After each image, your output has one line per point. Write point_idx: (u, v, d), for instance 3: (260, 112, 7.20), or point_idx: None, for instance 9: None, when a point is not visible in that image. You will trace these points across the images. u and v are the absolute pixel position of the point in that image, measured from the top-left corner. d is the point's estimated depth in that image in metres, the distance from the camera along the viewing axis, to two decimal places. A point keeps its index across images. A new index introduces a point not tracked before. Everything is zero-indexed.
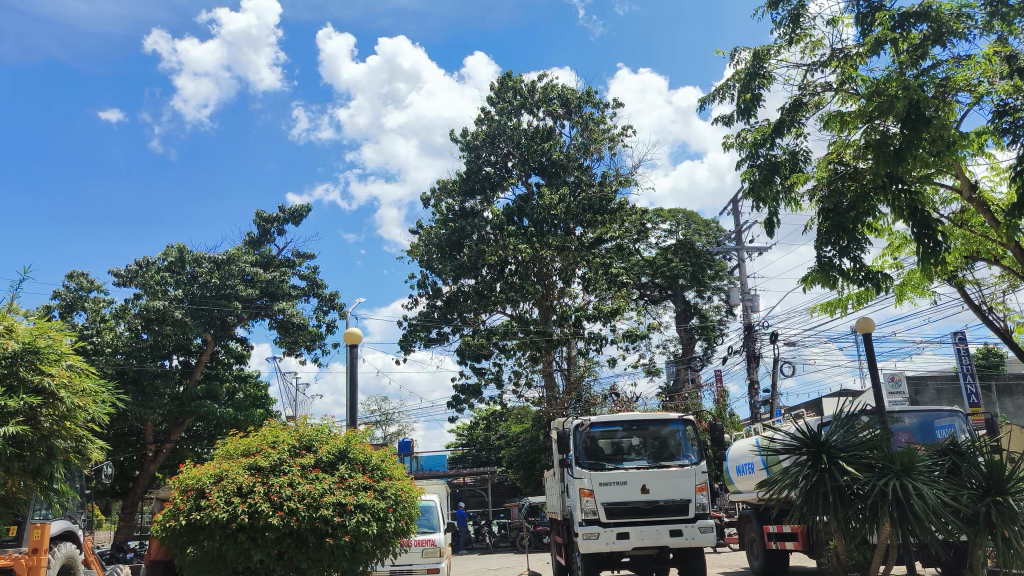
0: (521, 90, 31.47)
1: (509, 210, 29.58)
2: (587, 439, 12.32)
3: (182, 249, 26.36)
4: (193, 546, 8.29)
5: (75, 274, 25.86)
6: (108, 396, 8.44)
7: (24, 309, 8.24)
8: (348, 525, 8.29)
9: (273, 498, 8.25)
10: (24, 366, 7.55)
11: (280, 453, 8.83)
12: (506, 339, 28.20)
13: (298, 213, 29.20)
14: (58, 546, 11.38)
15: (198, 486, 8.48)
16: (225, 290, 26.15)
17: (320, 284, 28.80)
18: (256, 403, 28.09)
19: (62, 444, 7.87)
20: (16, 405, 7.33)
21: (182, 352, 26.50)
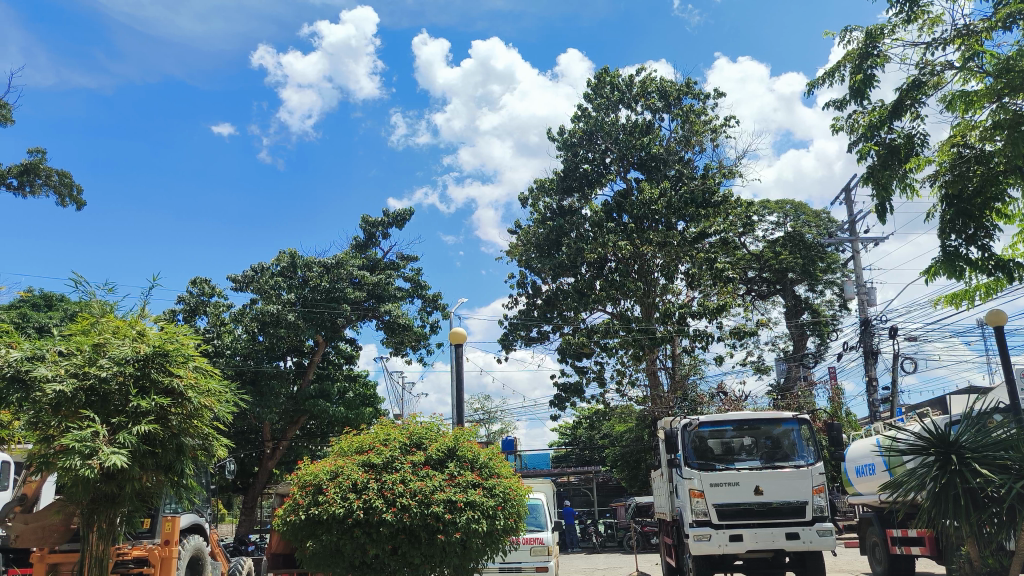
0: (619, 85, 31.16)
1: (609, 207, 29.35)
2: (695, 438, 12.03)
3: (294, 254, 27.48)
4: (312, 540, 8.60)
5: (197, 280, 27.36)
6: (230, 396, 8.84)
7: (153, 314, 8.73)
8: (458, 522, 8.37)
9: (386, 495, 8.44)
10: (155, 368, 8.02)
11: (391, 450, 9.04)
12: (608, 337, 28.00)
13: (401, 217, 29.91)
14: (187, 538, 12.06)
15: (315, 482, 8.80)
16: (335, 293, 27.10)
17: (423, 286, 29.40)
18: (366, 402, 28.96)
19: (190, 442, 8.30)
20: (148, 405, 7.80)
21: (296, 353, 27.62)
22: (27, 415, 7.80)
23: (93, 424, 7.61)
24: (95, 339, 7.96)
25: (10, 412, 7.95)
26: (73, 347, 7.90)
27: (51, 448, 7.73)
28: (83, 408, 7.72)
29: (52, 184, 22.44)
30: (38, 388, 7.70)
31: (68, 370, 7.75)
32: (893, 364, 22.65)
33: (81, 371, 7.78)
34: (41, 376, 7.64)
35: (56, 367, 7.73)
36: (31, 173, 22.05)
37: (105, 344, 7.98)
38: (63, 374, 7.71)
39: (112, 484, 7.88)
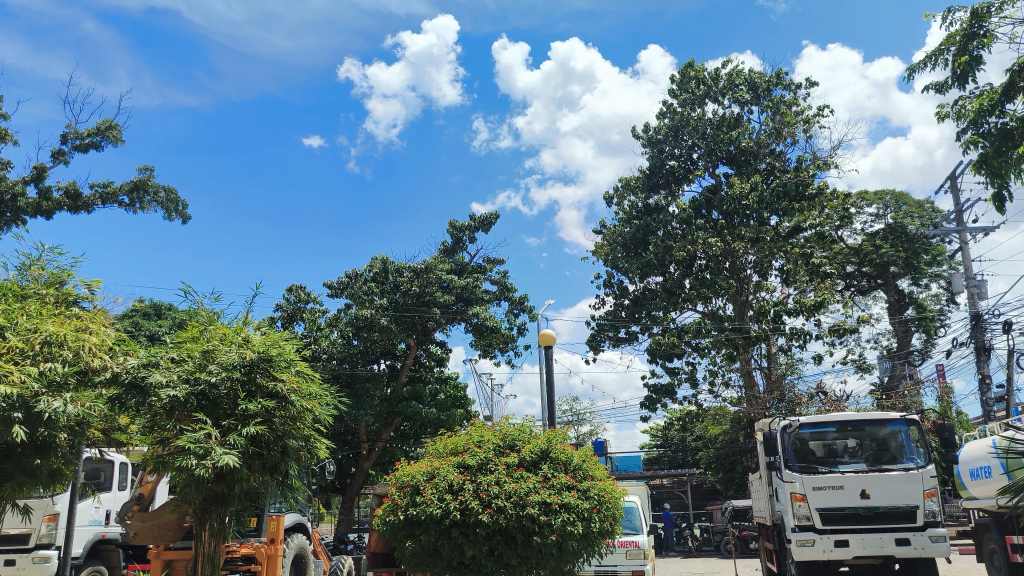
0: (705, 79, 30.60)
1: (697, 204, 28.85)
2: (795, 440, 11.66)
3: (386, 260, 28.13)
4: (411, 540, 8.78)
5: (294, 288, 28.34)
6: (329, 399, 9.14)
7: (256, 320, 9.08)
8: (554, 525, 8.35)
9: (481, 496, 8.52)
10: (260, 373, 8.35)
11: (486, 452, 9.13)
12: (699, 337, 27.46)
13: (488, 220, 30.19)
14: (291, 536, 12.52)
15: (413, 483, 8.99)
16: (425, 298, 27.58)
17: (510, 288, 29.57)
18: (457, 404, 29.33)
19: (294, 443, 8.61)
20: (255, 408, 8.13)
21: (388, 356, 28.28)
22: (143, 419, 8.23)
23: (205, 426, 7.97)
24: (204, 346, 8.34)
25: (128, 416, 8.39)
26: (184, 354, 8.29)
27: (166, 450, 8.14)
28: (196, 411, 8.10)
29: (160, 200, 23.73)
30: (154, 393, 8.11)
31: (181, 376, 8.13)
32: (1008, 361, 21.32)
33: (192, 376, 8.15)
34: (157, 382, 8.06)
35: (170, 373, 8.12)
36: (141, 190, 23.39)
37: (214, 351, 8.34)
38: (176, 379, 8.10)
39: (222, 484, 8.23)
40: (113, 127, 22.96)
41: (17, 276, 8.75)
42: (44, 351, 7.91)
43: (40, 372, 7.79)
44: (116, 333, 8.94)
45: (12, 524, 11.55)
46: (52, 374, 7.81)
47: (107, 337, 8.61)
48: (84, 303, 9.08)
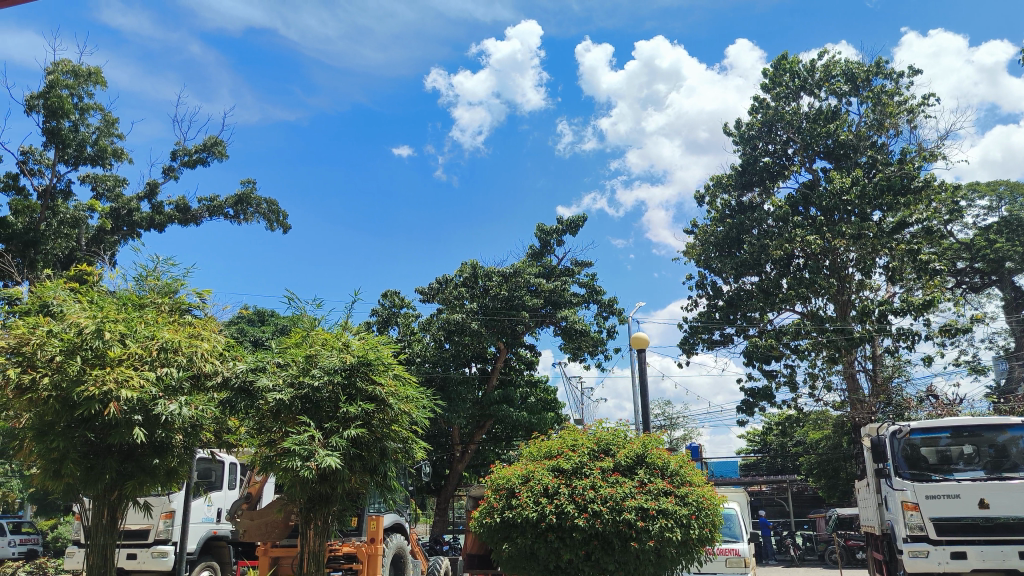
0: (799, 72, 29.71)
1: (793, 201, 28.02)
2: (906, 446, 11.14)
3: (475, 265, 28.45)
4: (508, 543, 8.87)
5: (388, 293, 29.00)
6: (426, 402, 9.33)
7: (356, 326, 9.35)
8: (652, 530, 8.23)
9: (577, 500, 8.51)
10: (360, 377, 8.60)
11: (580, 456, 9.11)
12: (798, 339, 26.60)
13: (576, 223, 30.13)
14: (390, 536, 12.86)
15: (509, 485, 9.11)
16: (514, 301, 27.76)
17: (598, 291, 29.41)
18: (548, 408, 29.37)
19: (392, 445, 8.82)
20: (355, 410, 8.37)
21: (479, 359, 28.60)
22: (252, 421, 8.59)
23: (309, 428, 8.24)
24: (307, 351, 8.64)
25: (237, 419, 8.78)
26: (288, 359, 8.62)
27: (273, 451, 8.47)
28: (300, 414, 8.41)
29: (262, 211, 24.76)
30: (261, 397, 8.48)
31: (286, 380, 8.46)
32: None
33: (297, 380, 8.46)
34: (265, 386, 8.41)
35: (276, 377, 8.46)
36: (244, 202, 24.47)
37: (316, 356, 8.63)
38: (282, 383, 8.44)
39: (326, 484, 8.48)
40: (218, 143, 24.14)
41: (135, 286, 9.28)
42: (161, 357, 8.34)
43: (157, 377, 8.23)
44: (225, 339, 9.38)
45: (134, 520, 12.36)
46: (168, 379, 8.24)
47: (218, 344, 9.06)
48: (196, 311, 9.56)
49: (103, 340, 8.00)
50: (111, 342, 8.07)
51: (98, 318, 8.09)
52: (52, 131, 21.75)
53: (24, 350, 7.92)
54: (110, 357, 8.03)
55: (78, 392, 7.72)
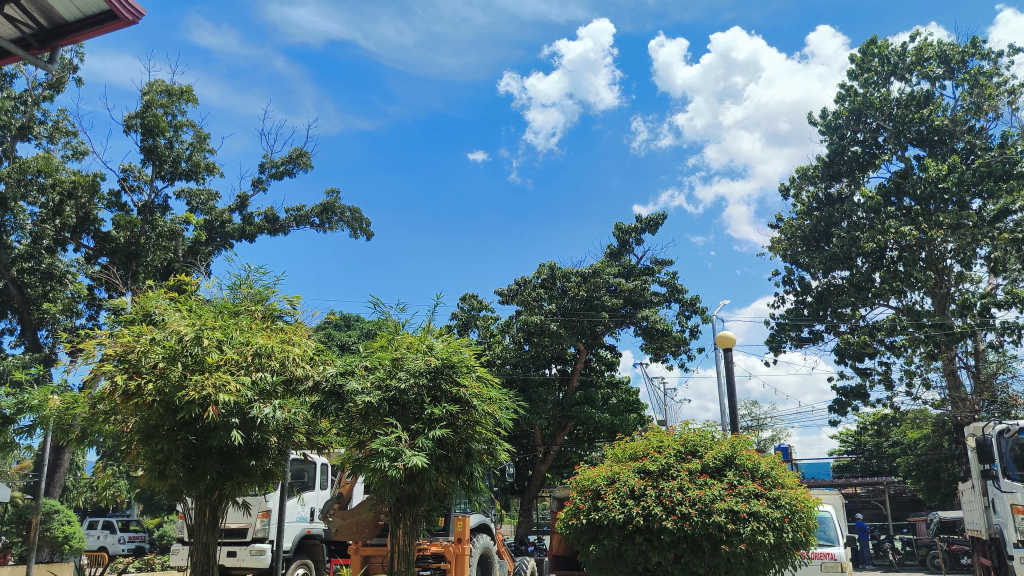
0: (889, 56, 28.54)
1: (885, 190, 26.95)
2: (1014, 446, 10.50)
3: (553, 266, 28.50)
4: (594, 544, 8.86)
5: (467, 296, 29.33)
6: (509, 403, 9.41)
7: (439, 328, 9.46)
8: (743, 533, 8.07)
9: (664, 502, 8.40)
10: (444, 380, 8.74)
11: (667, 457, 9.00)
12: (893, 335, 25.54)
13: (656, 220, 29.74)
14: (476, 537, 13.06)
15: (594, 487, 9.08)
16: (594, 302, 27.67)
17: (680, 289, 28.96)
18: (630, 409, 29.08)
19: (477, 446, 8.93)
20: (440, 412, 8.49)
21: (559, 360, 28.58)
22: (342, 422, 8.82)
23: (396, 429, 8.41)
24: (393, 355, 8.81)
25: (328, 422, 9.04)
26: (376, 362, 8.81)
27: (362, 452, 8.66)
28: (387, 415, 8.57)
29: (346, 219, 25.44)
30: (350, 399, 8.69)
31: (374, 383, 8.65)
32: None
33: (384, 382, 8.65)
34: (354, 389, 8.63)
35: (364, 380, 8.67)
36: (329, 211, 25.20)
37: (401, 359, 8.78)
38: (369, 386, 8.64)
39: (413, 484, 8.63)
40: (303, 154, 24.94)
41: (230, 294, 9.68)
42: (255, 361, 8.68)
43: (252, 381, 8.56)
44: (315, 344, 9.67)
45: (233, 518, 12.93)
46: (262, 383, 8.55)
47: (308, 348, 9.38)
48: (287, 317, 9.89)
49: (201, 347, 8.37)
50: (209, 348, 8.43)
51: (197, 326, 8.47)
52: (150, 148, 22.94)
53: (130, 357, 8.36)
54: (208, 363, 8.37)
55: (180, 397, 8.11)
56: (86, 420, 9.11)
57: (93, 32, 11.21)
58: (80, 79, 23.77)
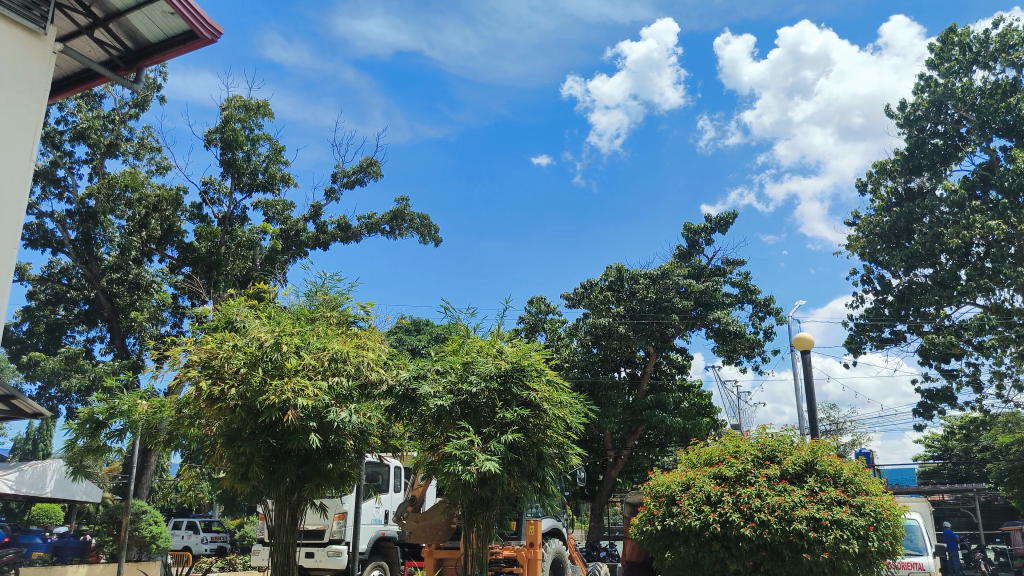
0: (971, 44, 27.36)
1: (969, 184, 25.81)
2: None
3: (621, 268, 28.34)
4: (670, 551, 8.86)
5: (535, 299, 29.37)
6: (580, 407, 9.35)
7: (509, 332, 9.48)
8: (825, 542, 7.86)
9: (742, 509, 8.33)
10: (515, 383, 8.75)
11: (743, 463, 8.90)
12: (981, 335, 24.43)
13: (726, 220, 29.20)
14: (548, 541, 13.12)
15: (668, 493, 9.06)
16: (663, 304, 27.35)
17: (753, 290, 28.33)
18: (703, 413, 28.50)
19: (549, 450, 8.92)
20: (511, 416, 8.52)
21: (629, 364, 28.32)
22: (415, 425, 8.95)
23: (468, 433, 8.48)
24: (463, 359, 8.87)
25: (401, 425, 9.16)
26: (447, 366, 8.88)
27: (436, 455, 8.77)
28: (460, 419, 8.64)
29: (415, 225, 25.82)
30: (423, 403, 8.81)
31: (446, 387, 8.74)
32: None
33: (456, 387, 8.72)
34: (426, 393, 8.74)
35: (436, 384, 8.76)
36: (399, 218, 25.63)
37: (472, 362, 8.83)
38: (442, 390, 8.72)
39: (486, 488, 8.69)
40: (373, 163, 25.43)
41: (306, 300, 9.92)
42: (332, 366, 8.90)
43: (329, 386, 8.78)
44: (388, 350, 9.83)
45: (311, 520, 13.27)
46: (339, 388, 8.76)
47: (382, 353, 9.57)
48: (360, 322, 10.09)
49: (280, 353, 8.61)
50: (288, 354, 8.68)
51: (276, 332, 8.73)
52: (229, 162, 23.79)
53: (213, 363, 8.66)
54: (287, 368, 8.62)
55: (261, 401, 8.35)
56: (173, 424, 9.49)
57: (176, 51, 11.79)
58: (163, 97, 24.84)
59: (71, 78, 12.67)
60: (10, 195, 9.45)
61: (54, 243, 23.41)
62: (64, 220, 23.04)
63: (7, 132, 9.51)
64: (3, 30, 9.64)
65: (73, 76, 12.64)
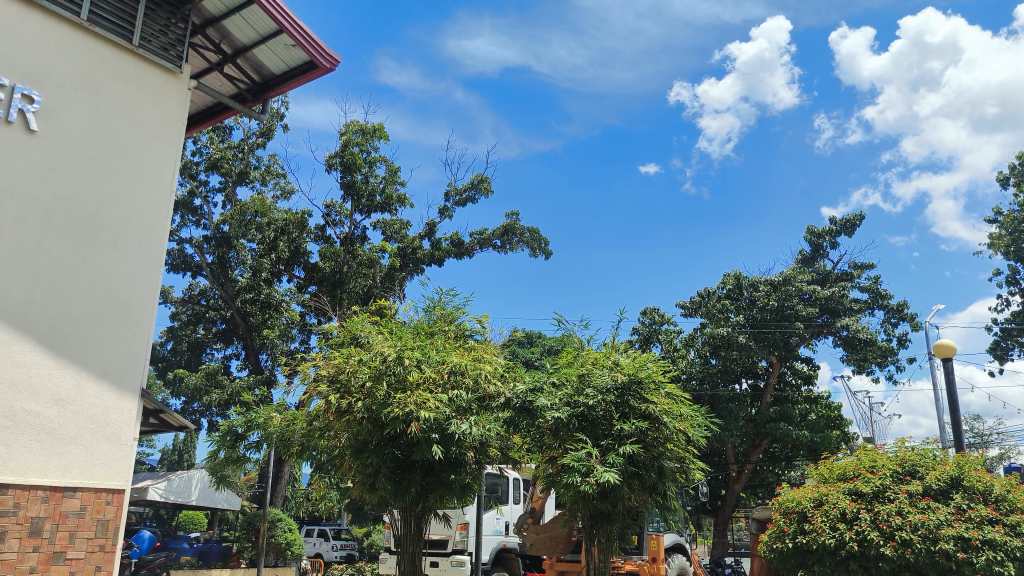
0: None
1: None
2: None
3: (739, 275, 27.63)
4: (803, 569, 8.92)
5: (648, 310, 28.97)
6: (702, 420, 9.15)
7: (624, 344, 9.37)
8: (976, 563, 7.81)
9: (881, 527, 8.30)
10: (633, 397, 8.66)
11: (881, 479, 8.82)
12: None
13: (851, 222, 27.85)
14: (671, 556, 12.97)
15: (800, 509, 9.11)
16: (785, 311, 26.35)
17: (883, 295, 26.84)
18: (832, 425, 27.12)
19: (671, 464, 8.79)
20: (630, 428, 8.41)
21: (750, 375, 27.41)
22: (534, 438, 9.02)
23: (587, 445, 8.45)
24: (579, 371, 8.87)
25: (521, 437, 9.25)
26: (563, 379, 8.93)
27: (555, 468, 8.79)
28: (577, 432, 8.63)
29: (526, 239, 26.06)
30: (541, 416, 8.87)
31: (563, 399, 8.76)
32: None
33: (573, 399, 8.73)
34: (544, 405, 8.77)
35: (553, 397, 8.79)
36: (510, 233, 25.95)
37: (588, 375, 8.82)
38: (559, 403, 8.75)
39: (607, 501, 8.60)
40: (484, 180, 25.88)
41: (425, 316, 10.21)
42: (451, 379, 9.10)
43: (449, 399, 8.96)
44: (504, 362, 9.95)
45: (436, 530, 13.61)
46: (458, 400, 8.93)
47: (499, 366, 9.70)
48: (476, 335, 10.28)
49: (403, 366, 8.87)
50: (410, 367, 8.92)
51: (398, 347, 9.00)
52: (349, 184, 24.85)
53: (341, 377, 9.06)
54: (409, 381, 8.87)
55: (386, 413, 8.63)
56: (305, 436, 9.94)
57: (299, 82, 12.50)
58: (286, 125, 26.25)
59: (205, 111, 13.60)
60: (154, 221, 10.25)
61: (193, 267, 25.15)
62: (201, 246, 24.74)
63: (149, 164, 10.32)
64: (145, 71, 10.47)
65: (207, 110, 13.57)
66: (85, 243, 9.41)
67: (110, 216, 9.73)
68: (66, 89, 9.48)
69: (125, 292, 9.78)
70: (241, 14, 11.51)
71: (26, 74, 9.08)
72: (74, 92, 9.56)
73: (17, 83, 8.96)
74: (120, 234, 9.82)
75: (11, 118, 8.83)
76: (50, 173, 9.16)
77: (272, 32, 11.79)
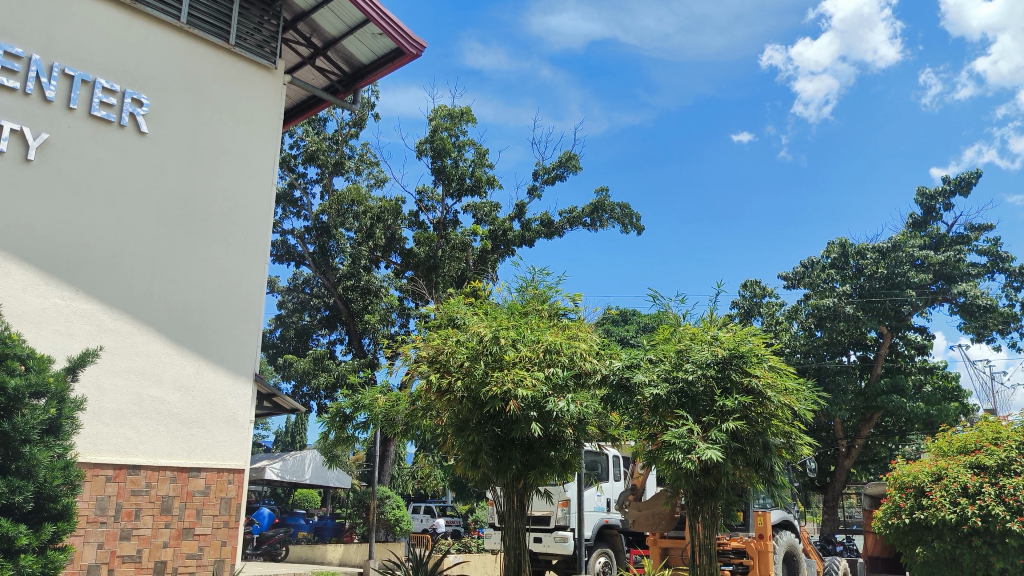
0: None
1: None
2: None
3: (844, 243, 26.50)
4: (922, 546, 8.60)
5: (748, 283, 28.25)
6: (808, 393, 8.87)
7: (722, 318, 9.14)
8: None
9: (1008, 501, 7.92)
10: (734, 371, 8.47)
11: (1007, 451, 8.38)
12: None
13: (966, 181, 26.20)
14: (779, 533, 12.70)
15: (917, 484, 8.79)
16: (896, 279, 25.16)
17: (1004, 258, 25.17)
18: (950, 397, 25.72)
19: (776, 441, 8.60)
20: (732, 404, 8.27)
21: (859, 347, 26.34)
22: (632, 415, 8.98)
23: (687, 422, 8.33)
24: (677, 347, 8.72)
25: (619, 414, 9.24)
26: (660, 355, 8.79)
27: (655, 445, 8.73)
28: (677, 408, 8.51)
29: (617, 215, 25.79)
30: (639, 392, 8.81)
31: (660, 375, 8.63)
32: None
33: (671, 374, 8.58)
34: (641, 381, 8.70)
35: (651, 373, 8.69)
36: (600, 210, 25.74)
37: (686, 350, 8.67)
38: (657, 379, 8.63)
39: (710, 478, 8.48)
40: (572, 157, 25.74)
41: (518, 296, 10.27)
42: (547, 358, 9.15)
43: (546, 377, 9.01)
44: (599, 340, 9.90)
45: (538, 506, 13.82)
46: (554, 378, 8.97)
47: (594, 343, 9.65)
48: (570, 314, 10.28)
49: (499, 346, 8.99)
50: (506, 347, 9.03)
51: (493, 327, 9.14)
52: (439, 169, 25.27)
53: (440, 358, 9.30)
54: (506, 360, 8.98)
55: (485, 392, 8.78)
56: (409, 416, 10.25)
57: (385, 72, 12.77)
58: (377, 114, 26.83)
59: (300, 105, 14.07)
60: (258, 214, 10.73)
61: (296, 257, 26.18)
62: (303, 236, 25.71)
63: (251, 159, 10.80)
64: (242, 69, 10.94)
65: (301, 103, 14.04)
66: (197, 238, 9.96)
67: (217, 211, 10.25)
68: (172, 92, 10.03)
69: (235, 283, 10.31)
70: (327, 5, 11.83)
71: (135, 80, 9.66)
72: (179, 94, 10.09)
73: (126, 89, 9.53)
74: (228, 227, 10.34)
75: (123, 122, 9.41)
76: (162, 173, 9.74)
77: (359, 21, 12.07)
